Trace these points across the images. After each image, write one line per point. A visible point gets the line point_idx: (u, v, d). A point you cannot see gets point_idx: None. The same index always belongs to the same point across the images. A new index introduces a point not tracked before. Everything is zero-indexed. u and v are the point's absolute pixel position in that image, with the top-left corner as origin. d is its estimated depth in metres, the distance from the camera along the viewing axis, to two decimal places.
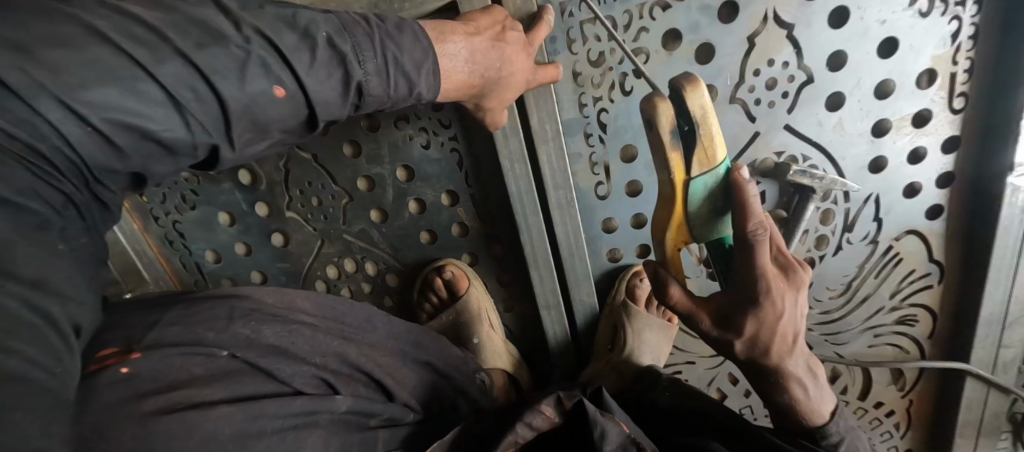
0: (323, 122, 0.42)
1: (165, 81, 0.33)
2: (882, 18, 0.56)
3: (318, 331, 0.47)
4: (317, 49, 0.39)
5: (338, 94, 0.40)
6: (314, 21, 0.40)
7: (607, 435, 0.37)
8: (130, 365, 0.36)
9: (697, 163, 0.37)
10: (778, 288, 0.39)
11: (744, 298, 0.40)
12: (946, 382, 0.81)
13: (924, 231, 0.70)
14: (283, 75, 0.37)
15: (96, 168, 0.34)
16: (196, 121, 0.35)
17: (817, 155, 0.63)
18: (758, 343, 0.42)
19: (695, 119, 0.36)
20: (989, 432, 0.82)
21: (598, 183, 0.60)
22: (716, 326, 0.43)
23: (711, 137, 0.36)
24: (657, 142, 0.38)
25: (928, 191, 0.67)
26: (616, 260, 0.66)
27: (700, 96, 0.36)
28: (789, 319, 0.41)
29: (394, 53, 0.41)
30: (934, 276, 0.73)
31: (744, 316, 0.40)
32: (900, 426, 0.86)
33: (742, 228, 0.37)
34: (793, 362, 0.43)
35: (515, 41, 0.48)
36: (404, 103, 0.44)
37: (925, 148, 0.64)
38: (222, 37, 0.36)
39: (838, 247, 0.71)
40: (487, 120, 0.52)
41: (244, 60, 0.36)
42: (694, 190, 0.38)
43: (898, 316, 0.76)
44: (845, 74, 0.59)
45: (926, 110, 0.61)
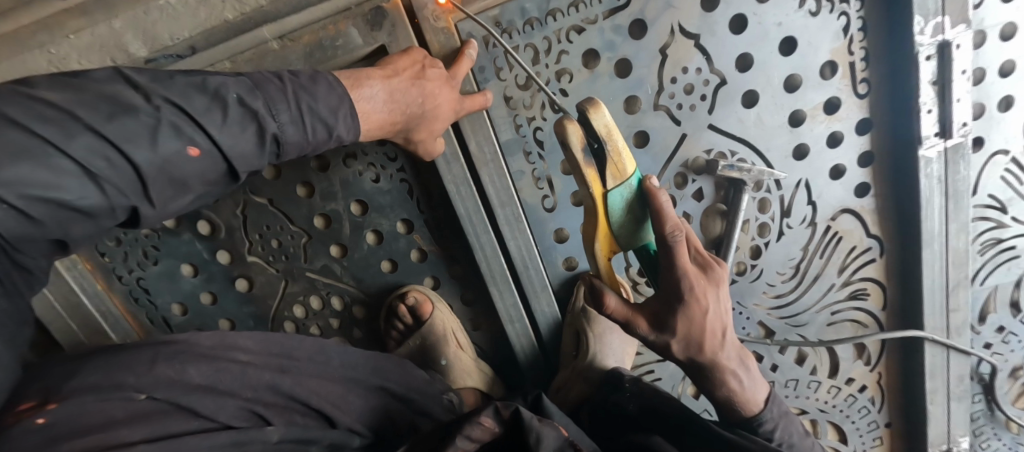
0: (245, 172, 0.45)
1: (77, 156, 0.36)
2: (778, 21, 0.62)
3: (251, 367, 0.52)
4: (228, 109, 0.42)
5: (254, 146, 0.43)
6: (224, 83, 0.43)
7: (543, 437, 0.43)
8: (46, 415, 0.42)
9: (610, 176, 0.41)
10: (700, 286, 0.45)
11: (673, 300, 0.45)
12: (909, 350, 0.86)
13: (856, 208, 0.75)
14: (195, 135, 0.40)
15: (13, 238, 0.36)
16: (111, 187, 0.38)
17: (743, 149, 0.68)
18: (691, 339, 0.48)
19: (602, 137, 0.41)
20: (957, 394, 0.86)
21: (544, 196, 0.64)
22: (653, 329, 0.48)
23: (618, 152, 0.41)
24: (573, 162, 0.41)
25: (852, 170, 0.72)
26: (573, 268, 0.69)
27: (602, 117, 0.40)
28: (713, 315, 0.47)
29: (307, 102, 0.45)
30: (875, 250, 0.78)
31: (675, 315, 0.46)
32: (875, 400, 0.89)
33: (662, 232, 0.41)
34: (726, 354, 0.50)
35: (435, 77, 0.52)
36: (326, 145, 0.47)
37: (841, 132, 0.69)
38: (132, 108, 0.39)
39: (780, 232, 0.74)
40: (422, 151, 0.56)
41: (154, 126, 0.39)
42: (612, 201, 0.42)
43: (849, 291, 0.80)
44: (753, 73, 0.64)
45: (835, 98, 0.67)
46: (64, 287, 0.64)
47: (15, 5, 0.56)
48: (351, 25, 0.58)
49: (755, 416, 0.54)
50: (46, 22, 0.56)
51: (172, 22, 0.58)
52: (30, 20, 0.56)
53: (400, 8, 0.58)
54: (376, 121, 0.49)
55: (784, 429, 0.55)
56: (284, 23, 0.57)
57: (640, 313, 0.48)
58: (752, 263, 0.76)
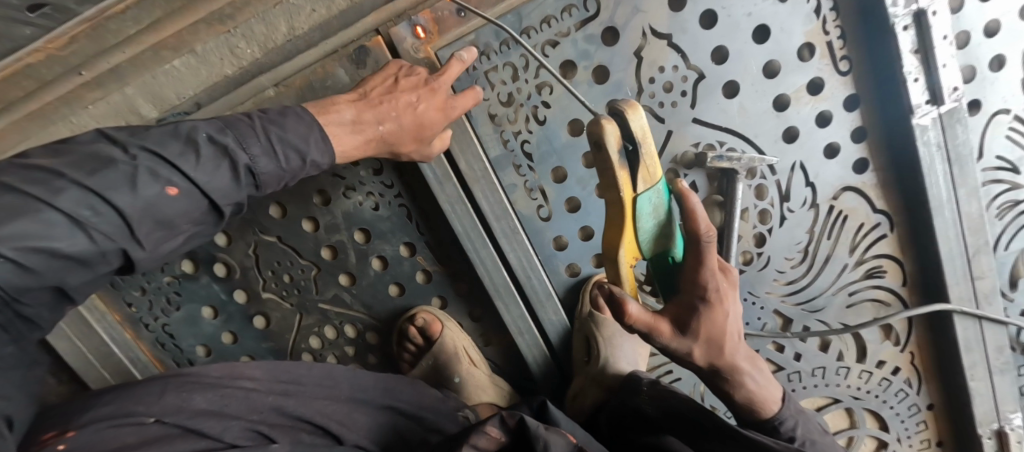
0: (230, 207, 0.48)
1: (65, 207, 0.39)
2: (748, 11, 0.64)
3: (257, 393, 0.55)
4: (201, 149, 0.45)
5: (231, 181, 0.47)
6: (196, 127, 0.47)
7: (551, 445, 0.43)
8: (66, 441, 0.46)
9: (642, 179, 0.44)
10: (722, 287, 0.47)
11: (698, 301, 0.46)
12: (938, 324, 0.83)
13: (858, 185, 0.74)
14: (172, 177, 0.44)
15: (12, 289, 0.38)
16: (99, 233, 0.41)
17: (731, 138, 0.68)
18: (713, 340, 0.48)
19: (637, 139, 0.43)
20: (999, 367, 0.82)
21: (538, 206, 0.66)
22: (675, 333, 0.48)
23: (651, 156, 0.44)
24: (607, 160, 0.43)
25: (847, 147, 0.72)
26: (576, 274, 0.70)
27: (638, 119, 0.43)
28: (731, 315, 0.49)
29: (277, 133, 0.49)
30: (884, 225, 0.76)
31: (700, 317, 0.47)
32: (912, 381, 0.86)
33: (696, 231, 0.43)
34: (742, 358, 0.53)
35: (405, 88, 0.56)
36: (303, 171, 0.51)
37: (829, 111, 0.69)
38: (111, 161, 0.42)
39: (782, 217, 0.74)
40: (416, 157, 0.59)
41: (133, 172, 0.42)
42: (642, 203, 0.44)
43: (864, 270, 0.78)
44: (730, 64, 0.66)
45: (817, 78, 0.68)
46: (96, 340, 0.68)
47: (42, 85, 0.61)
48: (338, 66, 0.62)
49: (772, 416, 0.56)
50: (67, 97, 0.61)
51: (177, 83, 0.62)
52: (54, 97, 0.61)
53: (381, 45, 0.62)
54: (348, 142, 0.53)
55: (803, 427, 0.57)
56: (278, 72, 0.61)
57: (662, 319, 0.48)
58: (758, 252, 0.75)
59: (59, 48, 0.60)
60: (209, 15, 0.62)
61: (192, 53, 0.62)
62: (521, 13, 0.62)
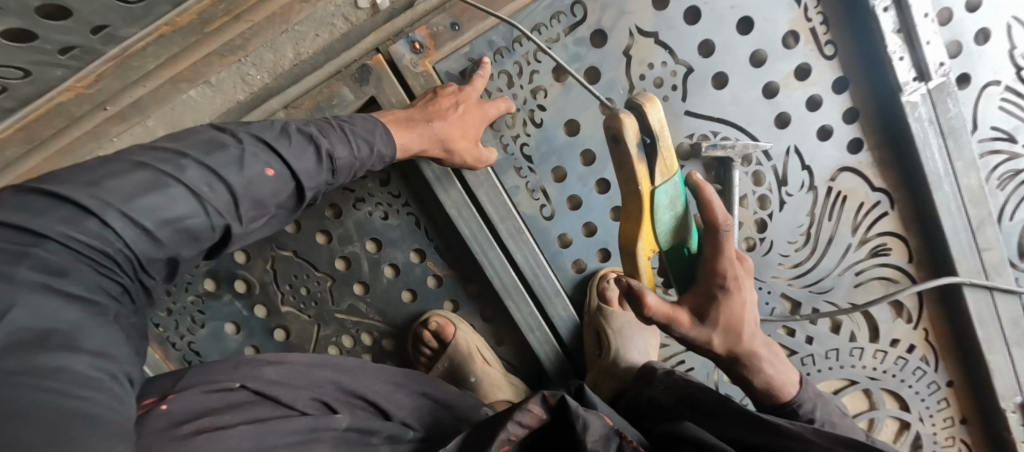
0: (310, 192, 0.54)
1: (189, 182, 0.45)
2: (731, 5, 0.67)
3: (310, 369, 0.57)
4: (292, 137, 0.53)
5: (315, 165, 0.53)
6: (286, 123, 0.54)
7: (590, 425, 0.44)
8: (168, 402, 0.46)
9: (660, 172, 0.45)
10: (739, 277, 0.47)
11: (717, 291, 0.46)
12: (950, 299, 0.83)
13: (855, 165, 0.75)
14: (270, 160, 0.50)
15: (141, 258, 0.43)
16: (213, 208, 0.46)
17: (725, 127, 0.70)
18: (730, 328, 0.49)
19: (655, 132, 0.44)
20: (1016, 339, 0.81)
21: (541, 206, 0.68)
22: (694, 324, 0.48)
23: (668, 149, 0.45)
24: (626, 153, 0.44)
25: (840, 129, 0.73)
26: (582, 270, 0.71)
27: (656, 113, 0.45)
28: (748, 304, 0.49)
29: (350, 129, 0.57)
30: (885, 204, 0.77)
31: (719, 306, 0.47)
32: (929, 359, 0.86)
33: (715, 222, 0.42)
34: (757, 346, 0.53)
35: (453, 93, 0.63)
36: (369, 161, 0.58)
37: (818, 94, 0.71)
38: (224, 145, 0.49)
39: (782, 201, 0.75)
40: (467, 155, 0.63)
41: (241, 154, 0.49)
42: (659, 195, 0.45)
43: (869, 249, 0.79)
44: (717, 57, 0.68)
45: (804, 63, 0.70)
46: None
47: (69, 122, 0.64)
48: (342, 86, 0.65)
49: (792, 398, 0.58)
50: (92, 131, 0.64)
51: (195, 112, 0.67)
52: (80, 133, 0.63)
53: (383, 63, 0.65)
54: (406, 136, 0.60)
55: (822, 408, 0.59)
56: (286, 95, 0.65)
57: (681, 309, 0.47)
58: (760, 237, 0.76)
59: (86, 87, 0.60)
60: (221, 47, 0.65)
61: (207, 83, 0.66)
62: (512, 23, 0.65)
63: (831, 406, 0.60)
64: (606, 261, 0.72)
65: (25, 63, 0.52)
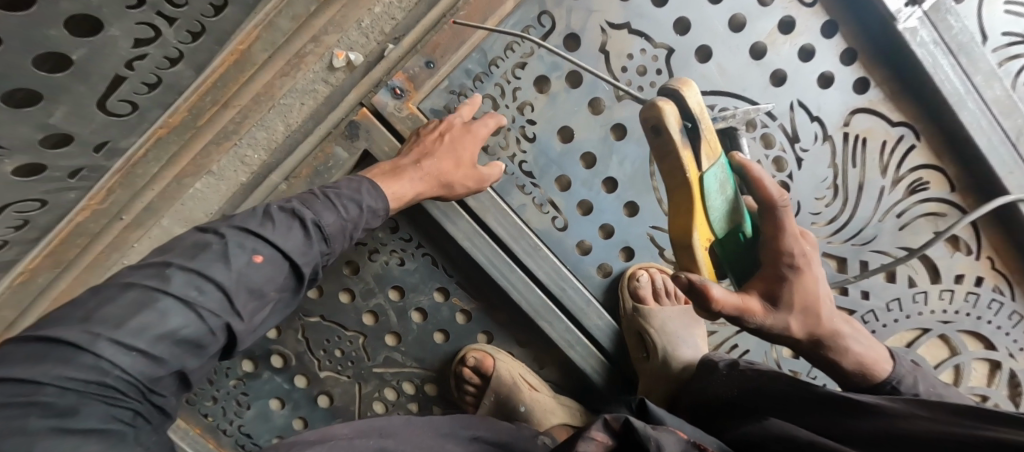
0: (307, 268, 0.52)
1: (177, 291, 0.43)
2: None
3: (354, 439, 0.55)
4: (275, 218, 0.51)
5: (305, 240, 0.52)
6: (267, 206, 0.53)
7: (663, 443, 0.42)
8: None
9: (706, 156, 0.42)
10: (805, 251, 0.45)
11: (785, 269, 0.45)
12: (1008, 219, 0.77)
13: (866, 105, 0.71)
14: (257, 246, 0.48)
15: (145, 381, 0.42)
16: (207, 311, 0.44)
17: (720, 99, 0.68)
18: (805, 307, 0.47)
19: (696, 116, 0.42)
20: None
21: (553, 218, 0.67)
22: (766, 310, 0.45)
23: (710, 132, 0.42)
24: (671, 142, 0.41)
25: (840, 73, 0.70)
26: (609, 274, 0.69)
27: (693, 96, 0.42)
28: (817, 279, 0.47)
29: (333, 191, 0.56)
30: (910, 137, 0.73)
31: (789, 285, 0.45)
32: (1003, 287, 0.79)
33: (768, 197, 0.43)
34: (838, 322, 0.51)
35: (431, 131, 0.63)
36: (363, 217, 0.57)
37: (809, 44, 0.69)
38: (205, 245, 0.47)
39: (799, 159, 0.72)
40: (466, 184, 0.62)
41: (224, 249, 0.47)
42: (709, 182, 0.42)
43: (904, 187, 0.74)
44: (695, 31, 0.67)
45: (787, 17, 0.68)
46: None
47: None
48: (335, 145, 0.66)
49: (888, 375, 0.54)
50: (112, 242, 0.67)
51: (202, 203, 0.71)
52: (102, 246, 0.66)
53: (369, 116, 0.66)
54: (399, 185, 0.60)
55: (923, 382, 0.54)
56: (284, 168, 0.66)
57: (752, 298, 0.45)
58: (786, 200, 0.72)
59: (100, 202, 0.61)
60: (214, 136, 0.66)
61: (209, 173, 0.70)
62: (484, 48, 0.65)
63: (929, 378, 0.56)
64: (631, 260, 0.69)
65: (41, 194, 0.52)
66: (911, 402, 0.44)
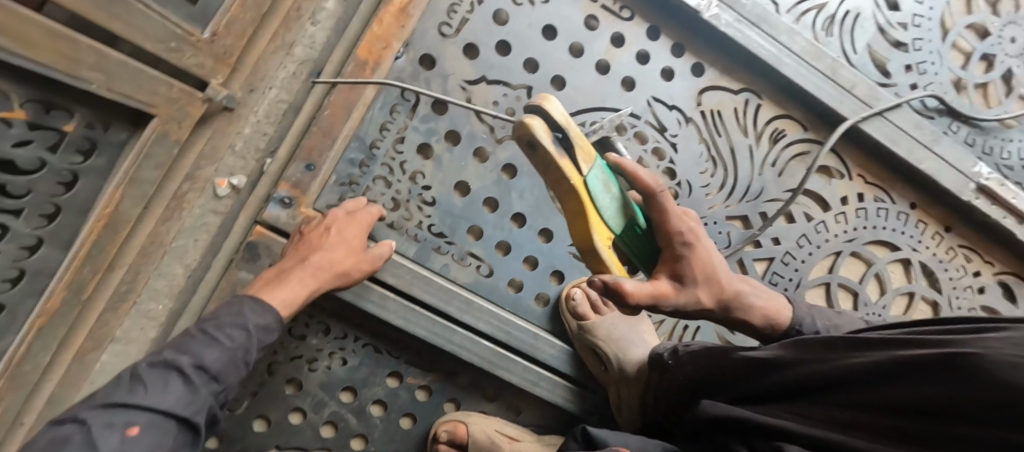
0: (195, 421, 0.49)
1: None
2: (528, 23, 0.74)
3: None
4: (144, 379, 0.47)
5: (186, 393, 0.49)
6: (131, 370, 0.49)
7: None
8: None
9: (583, 161, 0.43)
10: (693, 228, 0.49)
11: (681, 248, 0.48)
12: (858, 137, 0.80)
13: (709, 84, 0.79)
14: (129, 418, 0.44)
15: None
16: None
17: (587, 115, 0.76)
18: (708, 277, 0.51)
19: (564, 125, 0.43)
20: (934, 139, 0.79)
21: (477, 268, 0.70)
22: (675, 291, 0.49)
23: (580, 138, 0.44)
24: (546, 155, 0.42)
25: (677, 65, 0.78)
26: (548, 301, 0.72)
27: (555, 109, 0.44)
28: (711, 249, 0.51)
29: (207, 327, 0.54)
30: (753, 97, 0.80)
31: (687, 262, 0.49)
32: (884, 197, 0.82)
33: (650, 186, 0.46)
34: (740, 282, 0.56)
35: (314, 228, 0.63)
36: (247, 344, 0.55)
37: (642, 49, 0.78)
38: (65, 438, 0.42)
39: (672, 144, 0.78)
40: (358, 269, 0.63)
41: (89, 434, 0.42)
42: (592, 183, 0.44)
43: (766, 139, 0.80)
44: (544, 67, 0.74)
45: (616, 32, 0.77)
46: None
47: None
48: (241, 270, 0.65)
49: (792, 319, 0.59)
50: None
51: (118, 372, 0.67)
52: None
53: (265, 231, 0.66)
54: (286, 290, 0.59)
55: (819, 318, 0.60)
56: (192, 308, 0.64)
57: (660, 283, 0.49)
58: (676, 183, 0.78)
59: None
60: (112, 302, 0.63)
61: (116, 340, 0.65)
62: (360, 136, 0.68)
63: (823, 313, 0.60)
64: (564, 282, 0.72)
65: None
66: (801, 347, 0.48)
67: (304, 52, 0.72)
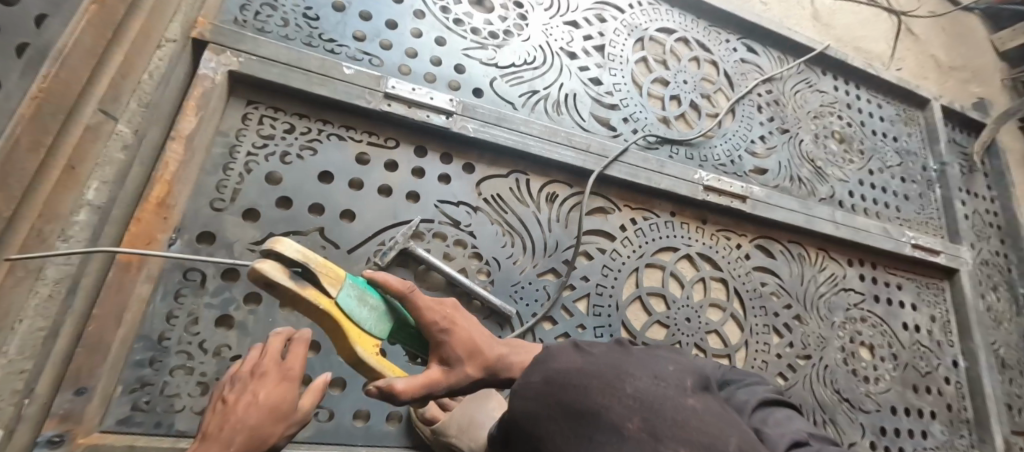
0: None
1: None
2: (303, 175, 0.81)
3: None
4: None
5: None
6: None
7: None
8: None
9: (329, 284, 0.50)
10: (447, 311, 0.54)
11: (439, 333, 0.52)
12: (609, 180, 0.98)
13: (481, 177, 0.91)
14: None
15: None
16: None
17: (382, 236, 0.82)
18: (478, 353, 0.52)
19: (302, 260, 0.49)
20: (660, 163, 1.01)
21: (316, 413, 0.72)
22: (444, 375, 0.50)
23: (322, 265, 0.50)
24: (288, 290, 0.48)
25: (450, 169, 0.89)
26: (400, 417, 0.77)
27: (292, 246, 0.49)
28: (473, 327, 0.54)
29: None
30: (520, 175, 0.94)
31: (447, 344, 0.51)
32: (650, 215, 1.00)
33: (395, 287, 0.53)
34: (523, 349, 0.57)
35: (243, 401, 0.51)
36: None
37: (416, 166, 0.88)
38: None
39: (470, 232, 0.86)
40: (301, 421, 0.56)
41: None
42: (342, 301, 0.50)
43: (544, 202, 0.93)
44: (331, 207, 0.80)
45: (389, 158, 0.87)
46: None
47: None
48: None
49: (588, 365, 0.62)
50: None
51: None
52: None
53: None
54: None
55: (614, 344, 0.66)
56: None
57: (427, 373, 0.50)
58: (484, 262, 0.85)
59: None
60: None
61: None
62: None
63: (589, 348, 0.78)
64: None
65: None
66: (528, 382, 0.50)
67: (58, 271, 0.59)
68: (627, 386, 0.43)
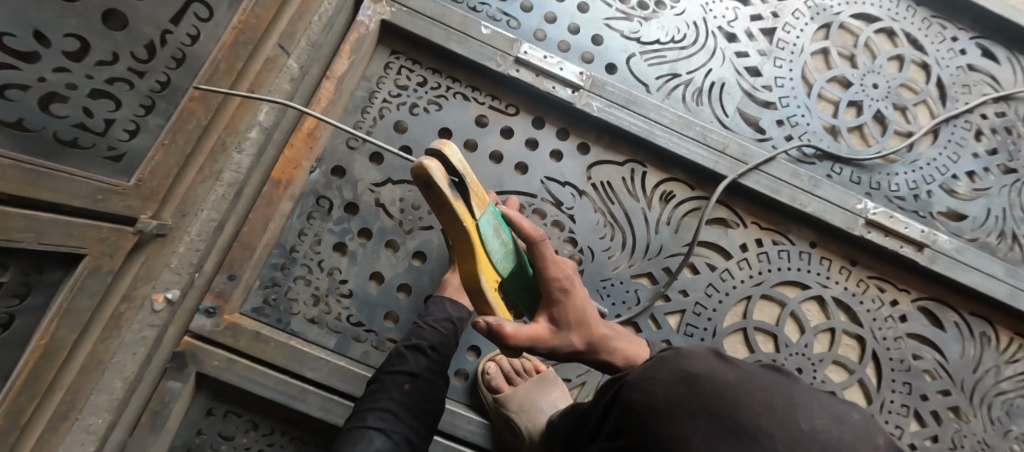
0: None
1: None
2: (424, 129, 0.84)
3: None
4: None
5: None
6: None
7: None
8: None
9: (477, 205, 0.50)
10: (566, 273, 0.55)
11: (555, 290, 0.54)
12: (739, 191, 0.86)
13: (594, 160, 0.86)
14: None
15: None
16: None
17: None
18: (583, 322, 0.55)
19: (461, 172, 0.48)
20: (813, 183, 0.84)
21: None
22: (551, 332, 0.53)
23: (475, 184, 0.50)
24: (443, 197, 0.46)
25: (564, 147, 0.86)
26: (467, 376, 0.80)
27: (454, 154, 0.49)
28: (585, 296, 0.56)
29: None
30: (638, 167, 0.86)
31: (561, 305, 0.54)
32: (781, 240, 0.86)
33: (529, 232, 0.53)
34: (612, 327, 0.60)
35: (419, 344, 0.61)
36: None
37: (531, 137, 0.86)
38: None
39: (570, 216, 0.83)
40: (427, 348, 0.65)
41: None
42: (484, 226, 0.50)
43: (658, 200, 0.85)
44: None
45: (503, 126, 0.86)
46: None
47: None
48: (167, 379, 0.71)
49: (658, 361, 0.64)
50: None
51: None
52: None
53: (193, 341, 0.73)
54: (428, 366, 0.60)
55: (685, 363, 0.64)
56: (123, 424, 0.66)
57: (537, 326, 0.52)
58: (577, 250, 0.82)
59: None
60: None
61: None
62: None
63: None
64: (480, 355, 0.82)
65: None
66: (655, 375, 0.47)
67: (231, 176, 0.76)
68: (795, 417, 0.39)
